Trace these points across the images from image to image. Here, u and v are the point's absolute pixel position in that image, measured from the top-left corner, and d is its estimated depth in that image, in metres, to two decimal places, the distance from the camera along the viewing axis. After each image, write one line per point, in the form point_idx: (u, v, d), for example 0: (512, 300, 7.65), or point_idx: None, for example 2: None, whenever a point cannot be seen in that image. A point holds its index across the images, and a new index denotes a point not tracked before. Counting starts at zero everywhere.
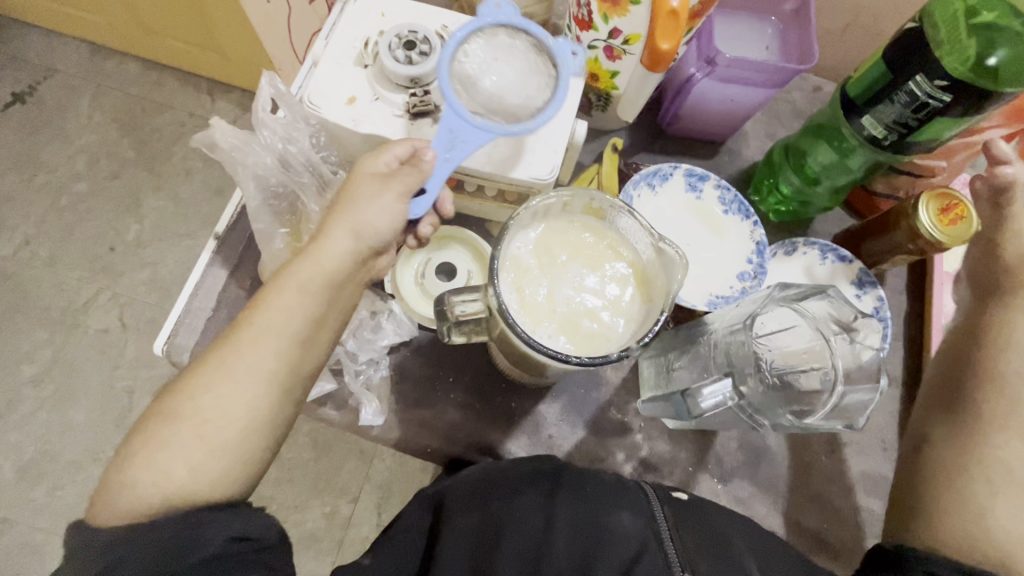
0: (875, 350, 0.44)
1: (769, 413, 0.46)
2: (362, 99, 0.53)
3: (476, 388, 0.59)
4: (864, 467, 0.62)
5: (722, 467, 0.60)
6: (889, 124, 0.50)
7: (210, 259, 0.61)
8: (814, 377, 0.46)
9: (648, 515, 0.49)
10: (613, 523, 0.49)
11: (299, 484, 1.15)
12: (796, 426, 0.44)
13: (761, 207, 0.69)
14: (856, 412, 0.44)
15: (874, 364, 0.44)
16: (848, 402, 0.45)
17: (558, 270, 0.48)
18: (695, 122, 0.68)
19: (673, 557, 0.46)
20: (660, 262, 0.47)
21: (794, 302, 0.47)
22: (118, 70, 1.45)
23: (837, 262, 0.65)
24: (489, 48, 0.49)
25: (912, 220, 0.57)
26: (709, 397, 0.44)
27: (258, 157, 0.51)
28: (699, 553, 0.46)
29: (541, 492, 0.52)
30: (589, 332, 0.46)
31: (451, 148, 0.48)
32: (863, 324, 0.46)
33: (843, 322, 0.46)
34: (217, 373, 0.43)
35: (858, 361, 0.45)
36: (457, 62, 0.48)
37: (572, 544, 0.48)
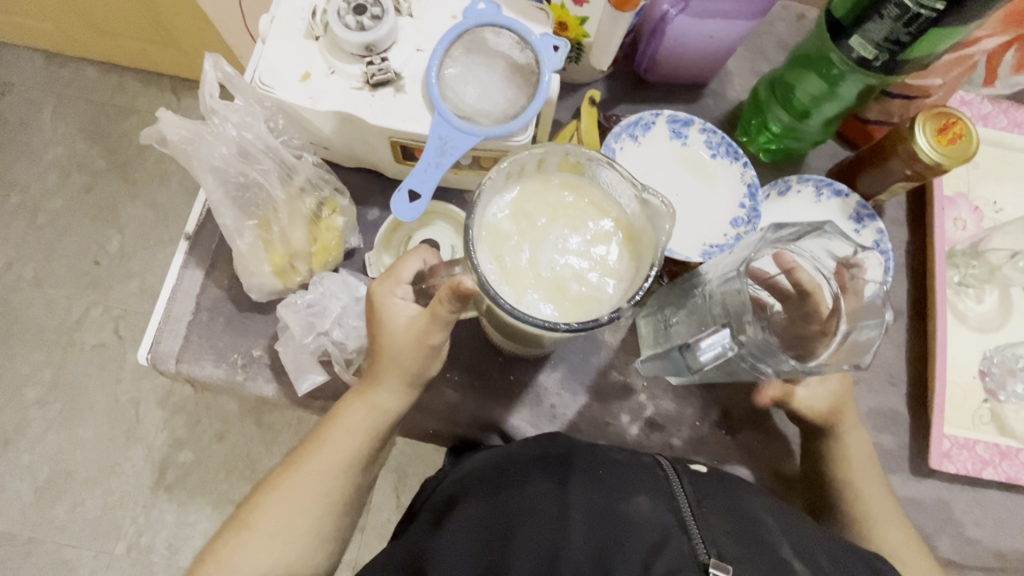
0: (879, 285, 0.43)
1: (772, 360, 0.43)
2: (317, 74, 0.49)
3: (473, 366, 0.58)
4: (874, 404, 0.61)
5: (730, 420, 0.59)
6: (879, 42, 0.47)
7: (184, 261, 0.59)
8: (807, 318, 0.46)
9: (667, 493, 0.49)
10: (628, 501, 0.47)
11: None
12: (797, 368, 0.42)
13: (750, 148, 0.66)
14: (864, 350, 0.42)
15: (877, 299, 0.43)
16: (855, 340, 0.43)
17: (540, 233, 0.46)
18: (674, 66, 0.64)
19: (698, 540, 0.43)
20: (646, 214, 0.45)
21: (790, 242, 0.44)
22: (76, 77, 1.39)
23: (833, 197, 0.63)
24: (477, 53, 0.51)
25: (909, 144, 0.55)
26: (708, 349, 0.42)
27: (212, 148, 0.48)
28: (724, 536, 0.44)
29: (552, 479, 0.51)
30: (578, 297, 0.44)
31: (442, 154, 0.48)
32: (865, 259, 0.44)
33: (842, 259, 0.44)
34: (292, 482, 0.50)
35: (858, 298, 0.44)
36: (443, 68, 0.50)
37: (586, 526, 0.46)
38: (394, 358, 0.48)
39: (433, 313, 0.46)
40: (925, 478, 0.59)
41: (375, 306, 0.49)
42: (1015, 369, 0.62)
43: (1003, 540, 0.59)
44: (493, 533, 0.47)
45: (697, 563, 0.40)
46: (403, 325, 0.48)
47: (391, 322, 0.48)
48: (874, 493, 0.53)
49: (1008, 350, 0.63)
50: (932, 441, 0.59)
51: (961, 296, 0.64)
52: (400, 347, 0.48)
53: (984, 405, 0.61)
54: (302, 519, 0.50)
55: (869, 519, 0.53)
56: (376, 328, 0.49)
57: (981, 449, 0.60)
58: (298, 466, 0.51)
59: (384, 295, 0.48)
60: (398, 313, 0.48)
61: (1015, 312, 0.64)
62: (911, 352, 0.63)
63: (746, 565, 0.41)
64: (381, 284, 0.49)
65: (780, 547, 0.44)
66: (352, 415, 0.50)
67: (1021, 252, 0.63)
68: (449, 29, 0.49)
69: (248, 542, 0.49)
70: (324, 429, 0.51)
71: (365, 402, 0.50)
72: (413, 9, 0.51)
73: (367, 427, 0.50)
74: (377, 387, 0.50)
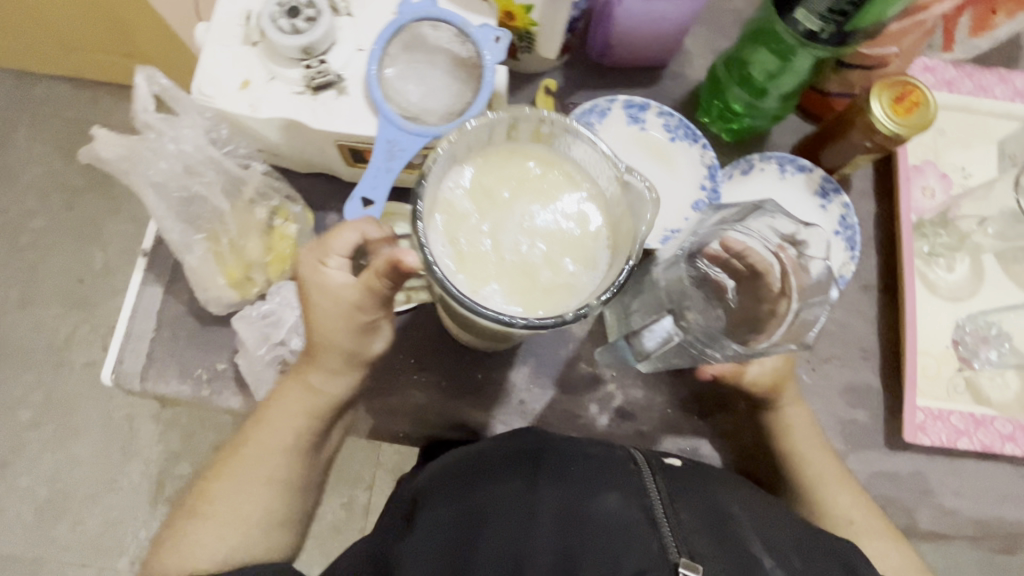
0: (824, 261, 0.42)
1: (715, 343, 0.44)
2: (257, 81, 0.48)
3: (440, 366, 0.57)
4: (847, 380, 0.61)
5: (703, 404, 0.58)
6: (823, 14, 0.46)
7: (144, 277, 0.58)
8: (761, 300, 0.45)
9: (637, 487, 0.48)
10: (596, 499, 0.47)
11: None
12: (738, 351, 0.42)
13: (712, 129, 0.66)
14: (806, 328, 0.41)
15: (823, 277, 0.41)
16: (802, 319, 0.41)
17: (505, 208, 0.45)
18: (629, 49, 0.63)
19: (668, 538, 0.43)
20: (625, 199, 0.44)
21: (735, 223, 0.45)
22: (49, 94, 1.37)
23: (797, 173, 0.62)
24: (417, 49, 0.50)
25: (867, 117, 0.54)
26: (653, 338, 0.47)
27: (151, 163, 0.48)
28: (695, 532, 0.44)
29: (523, 479, 0.51)
30: (543, 285, 0.43)
31: (392, 157, 0.48)
32: (810, 234, 0.43)
33: (786, 236, 0.43)
34: (236, 462, 0.52)
35: (805, 275, 0.42)
36: (384, 68, 0.49)
37: (553, 526, 0.46)
38: (326, 334, 0.48)
39: (367, 284, 0.46)
40: (900, 451, 0.59)
41: (308, 276, 0.47)
42: (988, 337, 0.62)
43: (981, 508, 0.59)
44: (461, 535, 0.48)
45: (667, 564, 0.41)
46: (340, 297, 0.47)
47: (324, 293, 0.47)
48: (824, 464, 0.54)
49: (980, 318, 0.62)
50: (905, 414, 0.58)
51: (932, 266, 0.64)
52: (332, 320, 0.47)
53: (959, 375, 0.61)
54: (253, 503, 0.51)
55: (831, 494, 0.54)
56: (308, 301, 0.48)
57: (956, 419, 0.59)
58: (242, 454, 0.52)
59: (314, 266, 0.47)
60: (331, 282, 0.47)
61: (987, 278, 0.64)
62: (883, 326, 0.62)
63: (716, 561, 0.41)
64: (310, 255, 0.48)
65: (751, 543, 0.44)
66: (286, 397, 0.51)
67: (987, 217, 0.63)
68: (385, 26, 0.48)
69: (202, 531, 0.50)
70: (264, 412, 0.52)
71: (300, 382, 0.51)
72: (352, 7, 0.50)
73: (300, 412, 0.51)
74: (311, 367, 0.50)
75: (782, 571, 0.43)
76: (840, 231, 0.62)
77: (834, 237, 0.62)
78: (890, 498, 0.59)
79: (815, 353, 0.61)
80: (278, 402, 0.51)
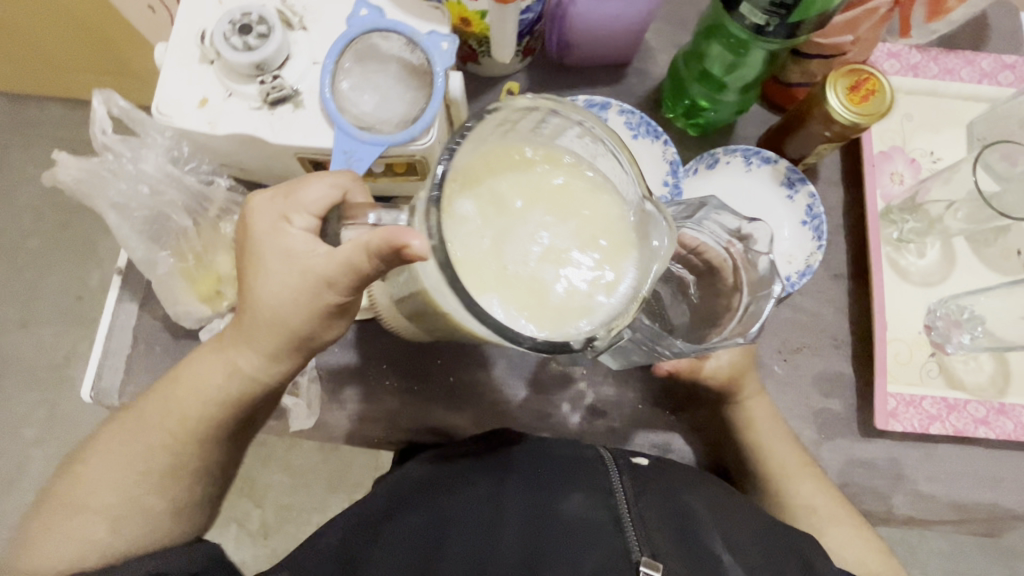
0: (768, 256, 0.43)
1: (665, 342, 0.43)
2: (214, 99, 0.49)
3: (411, 371, 0.58)
4: (819, 369, 0.61)
5: (674, 399, 0.59)
6: (767, 8, 0.46)
7: (119, 295, 0.59)
8: (713, 296, 0.46)
9: (603, 487, 0.50)
10: (564, 500, 0.49)
11: (313, 485, 1.05)
12: (694, 349, 0.42)
13: (677, 124, 0.66)
14: (750, 323, 0.42)
15: (769, 272, 0.43)
16: (749, 314, 0.43)
17: (510, 211, 0.38)
18: (589, 48, 0.63)
19: (632, 538, 0.45)
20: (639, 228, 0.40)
21: (684, 222, 0.45)
22: (41, 115, 1.38)
23: (762, 165, 0.63)
24: (369, 59, 0.51)
25: (824, 107, 0.54)
26: None
27: (117, 187, 0.49)
28: (659, 529, 0.46)
29: (492, 481, 0.52)
30: (548, 304, 0.37)
31: (348, 168, 0.48)
32: (756, 229, 0.44)
33: (733, 232, 0.44)
34: (138, 427, 0.46)
35: (754, 269, 0.44)
36: (338, 81, 0.50)
37: (520, 529, 0.48)
38: (273, 308, 0.43)
39: (345, 260, 0.40)
40: (873, 438, 0.60)
41: (263, 236, 0.44)
42: (960, 321, 0.62)
43: (957, 493, 0.59)
44: (431, 541, 0.48)
45: (630, 562, 0.43)
46: (302, 267, 0.42)
47: (281, 257, 0.43)
48: (784, 452, 0.56)
49: (952, 302, 0.62)
50: (876, 400, 0.58)
51: (902, 252, 0.64)
52: (282, 289, 0.43)
53: (931, 359, 0.61)
54: (141, 489, 0.45)
55: (794, 481, 0.56)
56: (260, 264, 0.43)
57: (928, 405, 0.59)
58: (128, 433, 0.46)
59: (272, 225, 0.43)
60: (290, 247, 0.42)
61: (958, 262, 0.64)
62: (853, 314, 0.62)
63: (676, 559, 0.44)
64: (268, 213, 0.44)
65: (710, 541, 0.47)
66: (190, 373, 0.46)
67: (956, 201, 0.62)
68: (336, 38, 0.49)
69: (75, 521, 0.43)
70: (158, 388, 0.47)
71: (219, 357, 0.46)
72: (306, 20, 0.51)
73: (200, 390, 0.46)
74: (245, 344, 0.45)
75: (740, 567, 0.46)
76: (807, 221, 0.62)
77: (802, 227, 0.63)
78: (864, 485, 0.59)
79: (786, 344, 0.61)
80: (199, 371, 0.46)
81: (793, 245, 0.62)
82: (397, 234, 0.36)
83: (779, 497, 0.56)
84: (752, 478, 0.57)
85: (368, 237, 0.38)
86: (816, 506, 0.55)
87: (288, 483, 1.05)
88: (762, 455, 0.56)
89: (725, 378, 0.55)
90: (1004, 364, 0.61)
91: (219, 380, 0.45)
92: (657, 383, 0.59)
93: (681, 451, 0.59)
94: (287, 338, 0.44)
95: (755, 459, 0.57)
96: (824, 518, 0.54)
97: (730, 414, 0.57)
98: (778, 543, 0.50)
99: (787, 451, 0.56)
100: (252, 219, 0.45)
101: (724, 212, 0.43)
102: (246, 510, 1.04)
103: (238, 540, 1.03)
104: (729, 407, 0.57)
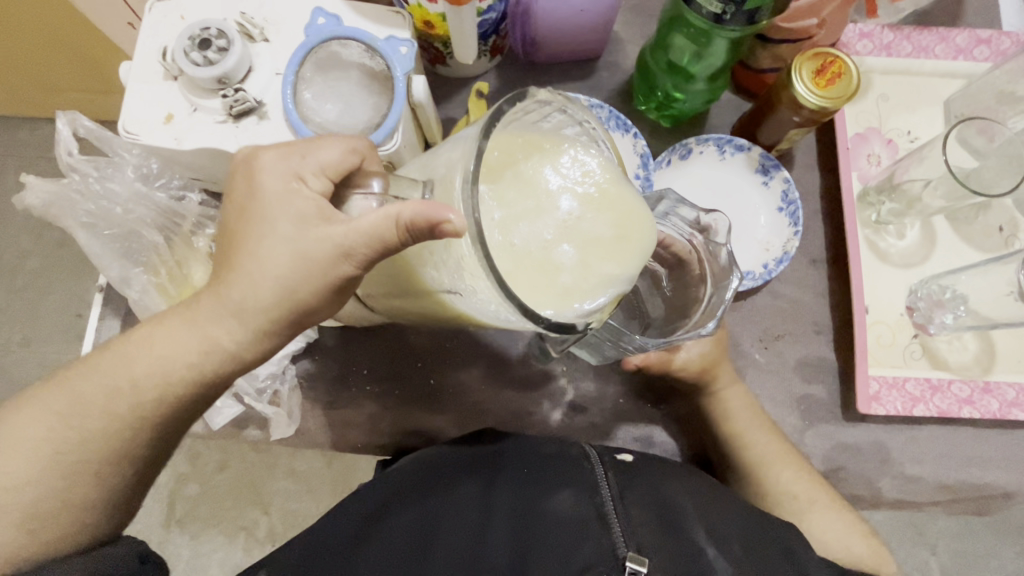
0: (727, 247, 0.43)
1: (626, 338, 0.43)
2: (179, 114, 0.50)
3: (392, 374, 0.58)
4: (801, 356, 0.61)
5: (654, 391, 0.59)
6: None
7: (102, 312, 0.60)
8: (681, 288, 0.46)
9: (589, 484, 0.50)
10: (550, 498, 0.49)
11: (318, 493, 1.05)
12: (661, 344, 0.42)
13: (650, 115, 0.66)
14: (709, 317, 0.42)
15: (728, 263, 0.43)
16: (710, 306, 0.43)
17: (524, 190, 0.37)
18: (557, 45, 0.63)
19: (618, 535, 0.46)
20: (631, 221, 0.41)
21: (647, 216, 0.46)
22: None
23: (735, 153, 0.63)
24: (331, 67, 0.51)
25: (791, 92, 0.53)
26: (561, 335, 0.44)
27: (85, 206, 0.50)
28: (645, 525, 0.47)
29: (479, 482, 0.52)
30: (559, 289, 0.37)
31: None
32: (715, 220, 0.44)
33: (693, 224, 0.44)
34: (77, 400, 0.39)
35: (716, 261, 0.43)
36: (300, 91, 0.50)
37: (507, 531, 0.48)
38: (268, 276, 0.38)
39: (369, 232, 0.35)
40: (856, 422, 0.59)
41: (270, 198, 0.38)
42: (943, 300, 0.62)
43: (944, 473, 0.59)
44: (418, 544, 0.48)
45: (615, 560, 0.44)
46: (314, 237, 0.37)
47: (292, 225, 0.38)
48: (762, 439, 0.56)
49: (933, 282, 0.62)
50: (857, 384, 0.58)
51: (882, 234, 0.63)
52: (284, 260, 0.38)
53: (914, 340, 0.60)
54: (66, 483, 0.38)
55: (774, 468, 0.56)
56: (263, 230, 0.38)
57: (911, 386, 0.59)
58: (63, 413, 0.39)
59: (282, 188, 0.38)
60: (304, 214, 0.38)
61: (939, 241, 0.63)
62: (833, 299, 0.62)
63: (662, 555, 0.44)
64: (280, 174, 0.39)
65: (696, 535, 0.47)
66: (149, 345, 0.39)
67: (933, 180, 0.60)
68: (295, 48, 0.49)
69: None
70: (105, 359, 0.40)
71: (187, 330, 0.39)
72: (267, 32, 0.51)
73: (159, 369, 0.39)
74: (219, 315, 0.39)
75: (726, 561, 0.46)
76: (783, 207, 0.62)
77: (778, 213, 0.62)
78: (849, 469, 0.59)
79: (767, 331, 0.61)
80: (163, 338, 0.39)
81: (770, 232, 0.62)
82: (439, 209, 0.32)
83: (761, 484, 0.56)
84: (733, 465, 0.58)
85: (401, 208, 0.34)
86: (796, 491, 0.56)
87: (293, 488, 1.05)
88: (742, 443, 0.57)
89: (700, 368, 0.55)
90: (989, 342, 0.60)
91: (186, 352, 0.39)
92: (637, 376, 0.59)
93: (663, 442, 0.59)
94: (284, 318, 0.39)
95: (737, 448, 0.57)
96: (803, 501, 0.55)
97: (711, 404, 0.57)
98: (762, 534, 0.50)
99: (764, 438, 0.56)
100: (255, 179, 0.39)
101: (680, 206, 0.43)
102: (254, 517, 1.05)
103: (247, 547, 1.04)
104: (709, 397, 0.57)
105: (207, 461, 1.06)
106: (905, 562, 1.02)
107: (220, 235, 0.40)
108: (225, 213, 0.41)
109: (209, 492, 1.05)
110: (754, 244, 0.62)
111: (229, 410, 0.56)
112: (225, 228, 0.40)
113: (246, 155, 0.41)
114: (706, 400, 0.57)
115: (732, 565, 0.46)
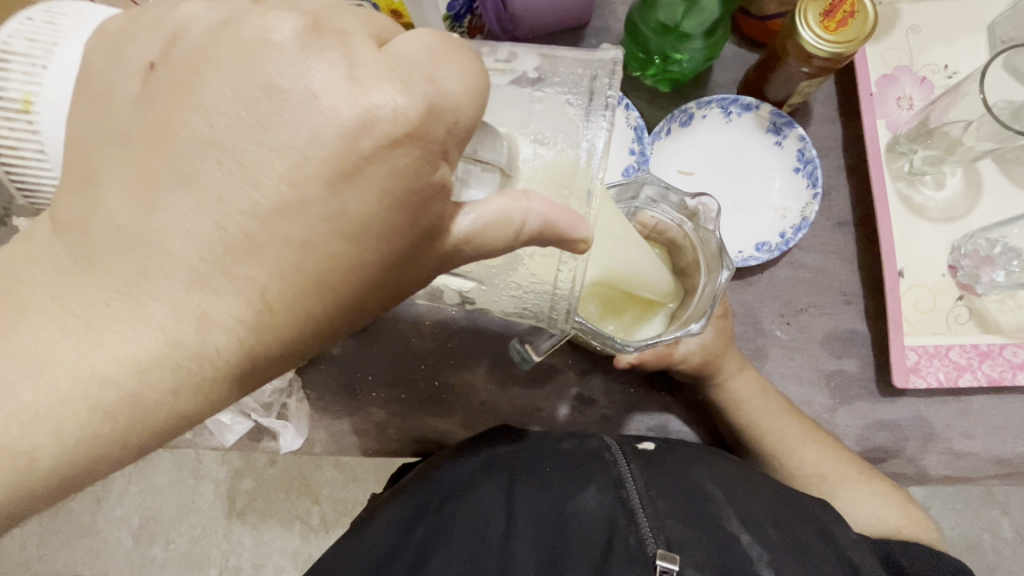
0: (715, 232, 0.41)
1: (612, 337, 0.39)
2: None
3: (395, 380, 0.58)
4: (830, 329, 0.56)
5: (667, 377, 0.57)
6: None
7: None
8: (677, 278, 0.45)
9: (613, 478, 0.48)
10: (574, 498, 0.48)
11: (364, 479, 1.08)
12: (644, 344, 0.39)
13: (648, 80, 0.60)
14: (693, 317, 0.40)
15: (719, 245, 0.41)
16: (703, 297, 0.41)
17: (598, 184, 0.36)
18: (539, 18, 0.58)
19: (645, 529, 0.44)
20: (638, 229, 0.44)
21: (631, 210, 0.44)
22: None
23: (742, 113, 0.58)
24: None
25: (796, 40, 0.47)
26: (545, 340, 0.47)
27: None
28: (674, 517, 0.45)
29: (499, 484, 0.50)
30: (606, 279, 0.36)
31: None
32: (703, 203, 0.42)
33: (681, 209, 0.43)
34: None
35: (707, 247, 0.42)
36: None
37: (531, 538, 0.45)
38: (309, 305, 0.26)
39: (485, 244, 0.27)
40: (894, 397, 0.55)
41: (385, 200, 0.24)
42: (992, 256, 0.55)
43: (1000, 446, 0.53)
44: (442, 552, 0.45)
45: (645, 558, 0.42)
46: (419, 256, 0.27)
47: (409, 247, 0.26)
48: (785, 419, 0.53)
49: (980, 237, 0.55)
50: (894, 357, 0.53)
51: (917, 186, 0.56)
52: (353, 291, 0.27)
53: (959, 303, 0.55)
54: None
55: (799, 450, 0.53)
56: (348, 247, 0.25)
57: (955, 355, 0.53)
58: None
59: (421, 176, 0.24)
60: (428, 226, 0.26)
61: (986, 188, 0.56)
62: (863, 264, 0.56)
63: (693, 548, 0.43)
64: (413, 152, 0.24)
65: (725, 519, 0.45)
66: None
67: (975, 120, 0.52)
68: None
69: None
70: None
71: (77, 387, 0.24)
72: None
73: None
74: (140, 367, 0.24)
75: (761, 545, 0.43)
76: (799, 167, 0.57)
77: (795, 175, 0.57)
78: (889, 448, 0.55)
79: (789, 305, 0.56)
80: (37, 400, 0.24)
81: (786, 197, 0.57)
82: (582, 224, 0.28)
83: (786, 465, 0.54)
84: (758, 448, 0.55)
85: (528, 209, 0.27)
86: (826, 472, 0.53)
87: (339, 478, 1.08)
88: (764, 426, 0.54)
89: (711, 354, 0.52)
90: None
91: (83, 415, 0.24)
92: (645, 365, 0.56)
93: (679, 430, 0.57)
94: None
95: (761, 433, 0.54)
96: (835, 481, 0.52)
97: (730, 388, 0.54)
98: (797, 516, 0.47)
99: (786, 418, 0.53)
100: (354, 147, 0.23)
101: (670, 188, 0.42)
102: (306, 507, 1.08)
103: (303, 536, 1.08)
104: (727, 382, 0.54)
105: (258, 457, 1.09)
106: (971, 523, 0.96)
107: (211, 223, 0.24)
108: (236, 184, 0.24)
109: (262, 485, 1.09)
110: (769, 212, 0.57)
111: (236, 427, 0.57)
112: (233, 212, 0.24)
113: (329, 77, 0.23)
114: (722, 387, 0.54)
115: (767, 552, 0.43)
